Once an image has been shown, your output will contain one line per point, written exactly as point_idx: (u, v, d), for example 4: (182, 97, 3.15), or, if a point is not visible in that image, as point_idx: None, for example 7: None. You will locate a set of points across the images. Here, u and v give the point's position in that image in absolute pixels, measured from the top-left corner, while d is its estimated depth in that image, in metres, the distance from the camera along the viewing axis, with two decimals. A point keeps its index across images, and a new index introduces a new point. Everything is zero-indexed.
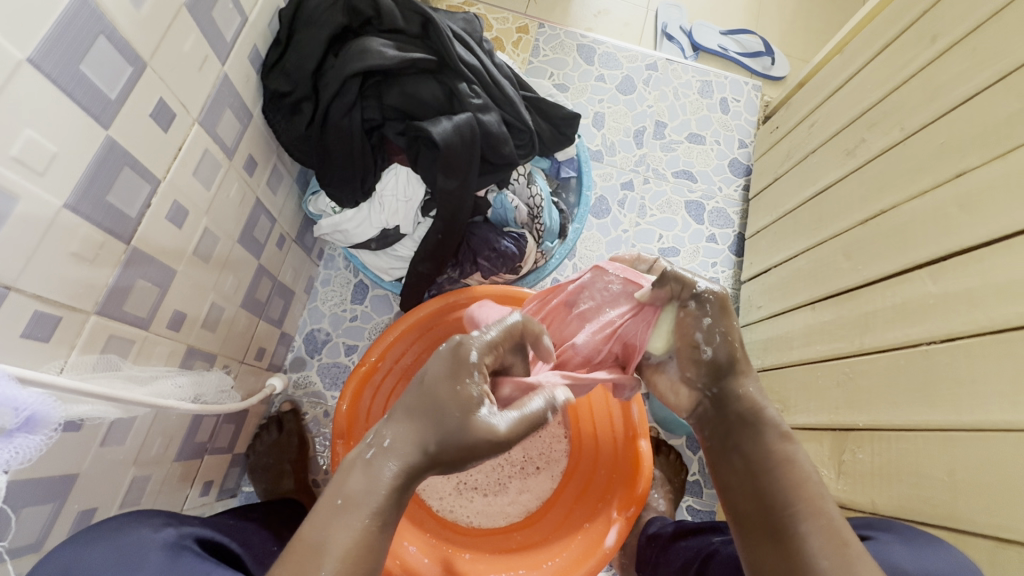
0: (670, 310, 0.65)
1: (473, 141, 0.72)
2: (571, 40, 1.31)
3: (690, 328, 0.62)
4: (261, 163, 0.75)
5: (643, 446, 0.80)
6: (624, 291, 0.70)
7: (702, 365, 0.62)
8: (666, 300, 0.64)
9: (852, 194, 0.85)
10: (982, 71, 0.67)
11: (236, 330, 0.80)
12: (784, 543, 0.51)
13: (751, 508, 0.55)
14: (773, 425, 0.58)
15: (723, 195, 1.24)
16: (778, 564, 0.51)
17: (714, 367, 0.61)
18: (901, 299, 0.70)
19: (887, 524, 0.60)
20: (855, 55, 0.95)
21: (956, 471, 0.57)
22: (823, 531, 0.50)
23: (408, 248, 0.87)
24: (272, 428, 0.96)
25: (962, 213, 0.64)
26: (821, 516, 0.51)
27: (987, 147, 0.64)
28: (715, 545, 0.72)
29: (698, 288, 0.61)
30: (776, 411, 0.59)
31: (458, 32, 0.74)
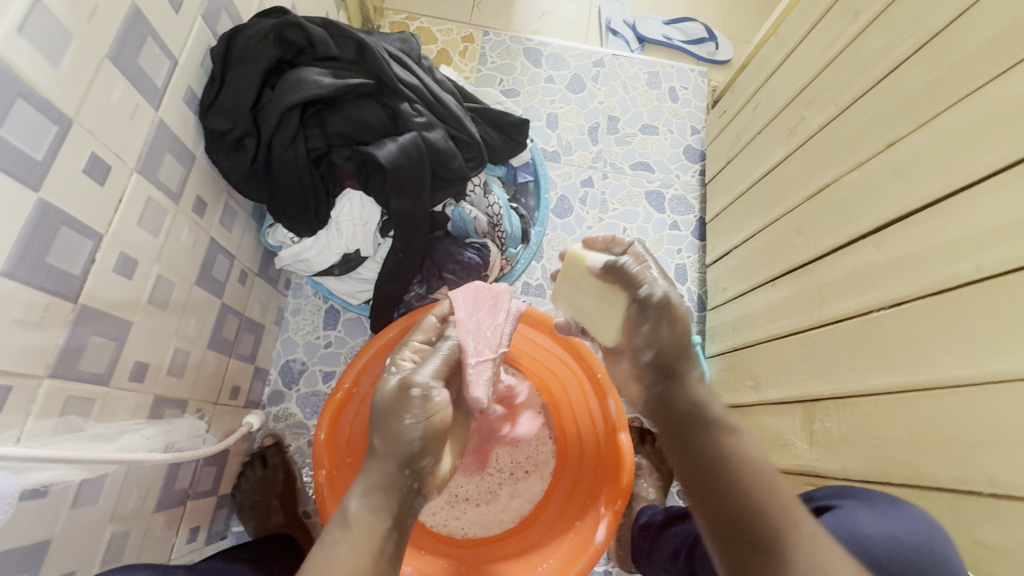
0: (615, 304, 0.67)
1: (422, 159, 0.72)
2: (516, 45, 1.32)
3: (633, 330, 0.67)
4: (211, 203, 0.74)
5: (623, 439, 0.81)
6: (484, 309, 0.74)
7: (645, 367, 0.67)
8: (611, 290, 0.67)
9: (797, 171, 0.87)
10: (901, 42, 0.70)
11: (205, 373, 0.79)
12: (747, 534, 0.53)
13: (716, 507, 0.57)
14: (717, 418, 0.62)
15: (682, 181, 1.27)
16: (745, 554, 0.53)
17: (659, 367, 0.65)
18: (850, 269, 0.72)
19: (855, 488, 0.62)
20: (787, 35, 0.98)
21: (914, 430, 0.59)
22: (779, 519, 0.52)
23: (372, 269, 0.88)
24: (257, 464, 0.95)
25: (896, 181, 0.67)
26: (780, 502, 0.54)
27: (912, 116, 0.66)
28: None
29: (643, 291, 0.65)
30: (719, 406, 0.63)
31: (395, 52, 0.75)
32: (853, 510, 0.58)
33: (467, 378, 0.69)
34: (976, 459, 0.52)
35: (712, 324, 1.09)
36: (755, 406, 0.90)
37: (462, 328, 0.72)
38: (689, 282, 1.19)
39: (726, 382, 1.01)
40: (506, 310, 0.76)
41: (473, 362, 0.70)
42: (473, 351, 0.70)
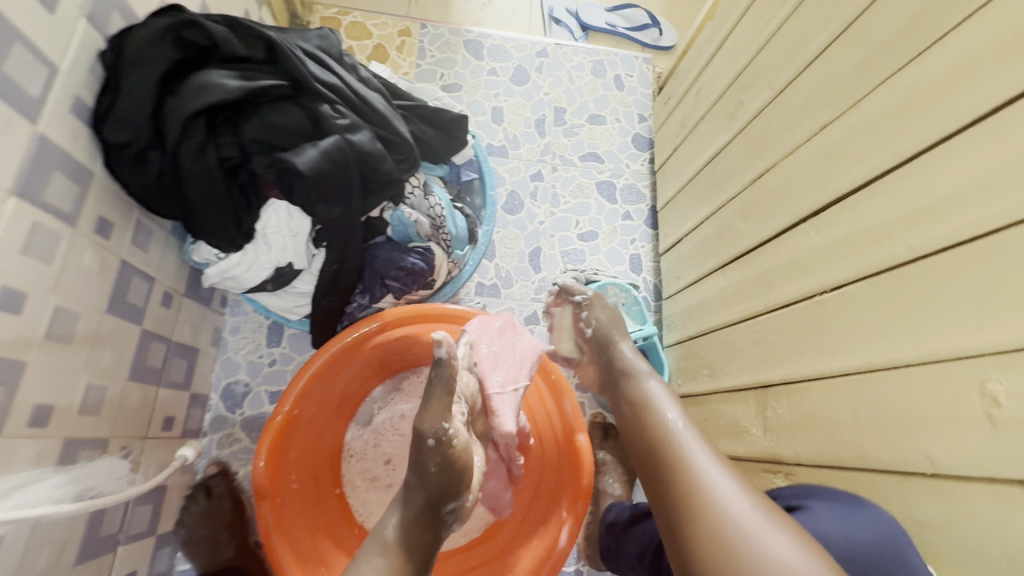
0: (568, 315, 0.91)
1: (347, 164, 0.67)
2: (456, 37, 1.28)
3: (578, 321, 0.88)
4: (119, 223, 0.68)
5: (581, 440, 0.80)
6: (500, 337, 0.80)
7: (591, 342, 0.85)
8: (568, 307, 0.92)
9: (739, 156, 0.87)
10: (831, 22, 0.69)
11: (128, 407, 0.73)
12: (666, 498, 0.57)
13: (668, 524, 0.55)
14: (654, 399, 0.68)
15: (632, 170, 1.26)
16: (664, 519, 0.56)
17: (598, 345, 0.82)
18: (791, 253, 0.72)
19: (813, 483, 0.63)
20: (723, 18, 0.97)
21: (857, 413, 0.59)
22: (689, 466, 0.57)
23: (308, 282, 0.83)
24: (200, 496, 0.89)
25: (831, 163, 0.66)
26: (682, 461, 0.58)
27: (843, 97, 0.66)
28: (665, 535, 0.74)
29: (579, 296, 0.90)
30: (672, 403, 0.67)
31: (311, 50, 0.70)
32: (817, 511, 0.58)
33: (494, 407, 0.76)
34: (919, 440, 0.52)
35: (668, 313, 1.09)
36: (711, 395, 0.90)
37: (483, 358, 0.78)
38: (644, 271, 1.19)
39: (684, 370, 1.01)
40: (527, 338, 0.82)
41: (498, 390, 0.77)
42: (499, 382, 0.77)
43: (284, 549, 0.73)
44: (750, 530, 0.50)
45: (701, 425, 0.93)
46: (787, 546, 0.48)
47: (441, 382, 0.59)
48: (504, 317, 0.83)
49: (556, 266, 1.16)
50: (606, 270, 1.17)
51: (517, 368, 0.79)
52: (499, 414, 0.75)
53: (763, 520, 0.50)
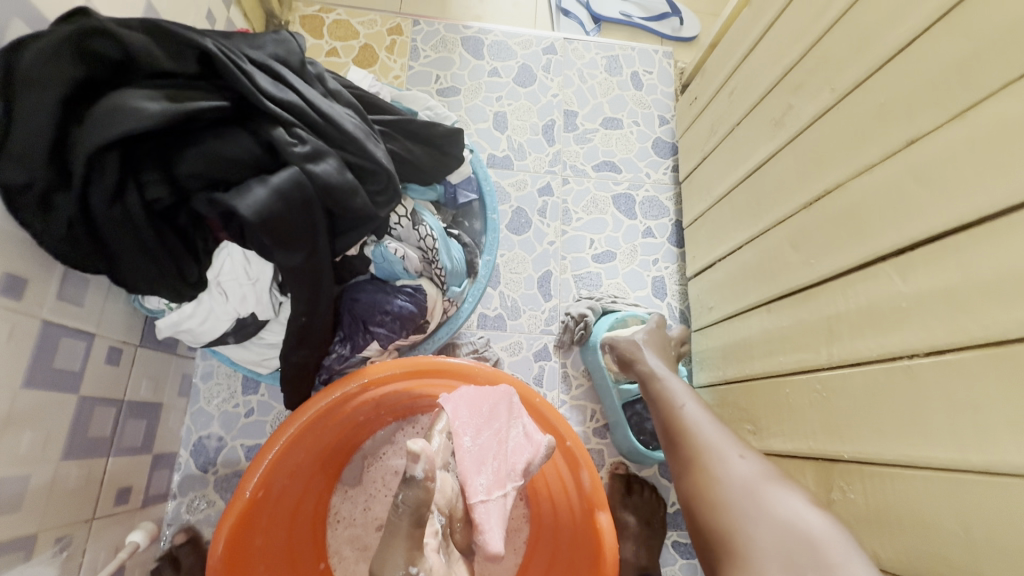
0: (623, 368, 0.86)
1: (308, 202, 0.54)
2: (452, 34, 1.14)
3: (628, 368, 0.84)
4: (35, 277, 0.56)
5: (604, 521, 0.67)
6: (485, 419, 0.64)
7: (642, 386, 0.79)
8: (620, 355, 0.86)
9: (789, 172, 0.72)
10: (918, 7, 0.54)
11: (62, 491, 0.62)
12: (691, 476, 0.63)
13: (688, 495, 0.62)
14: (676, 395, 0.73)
15: (653, 181, 1.11)
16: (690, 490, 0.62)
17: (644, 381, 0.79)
18: (864, 299, 0.58)
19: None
20: (764, 5, 0.82)
21: (969, 525, 0.45)
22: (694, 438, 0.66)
23: (277, 332, 0.70)
24: (167, 571, 0.79)
25: (921, 190, 0.52)
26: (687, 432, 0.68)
27: (937, 104, 0.51)
28: None
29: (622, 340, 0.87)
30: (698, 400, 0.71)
31: (264, 59, 0.57)
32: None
33: (477, 521, 0.57)
34: None
35: (698, 348, 0.95)
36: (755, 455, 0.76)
37: (462, 454, 0.61)
38: (668, 297, 1.05)
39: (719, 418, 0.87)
40: (522, 428, 0.65)
41: (483, 497, 0.58)
42: (483, 487, 0.59)
43: None
44: (747, 489, 0.57)
45: None
46: (788, 503, 0.55)
47: (407, 511, 0.48)
48: (501, 392, 0.67)
49: (569, 293, 1.02)
50: (626, 297, 1.03)
51: (506, 466, 0.61)
52: (482, 532, 0.56)
53: (755, 474, 0.59)
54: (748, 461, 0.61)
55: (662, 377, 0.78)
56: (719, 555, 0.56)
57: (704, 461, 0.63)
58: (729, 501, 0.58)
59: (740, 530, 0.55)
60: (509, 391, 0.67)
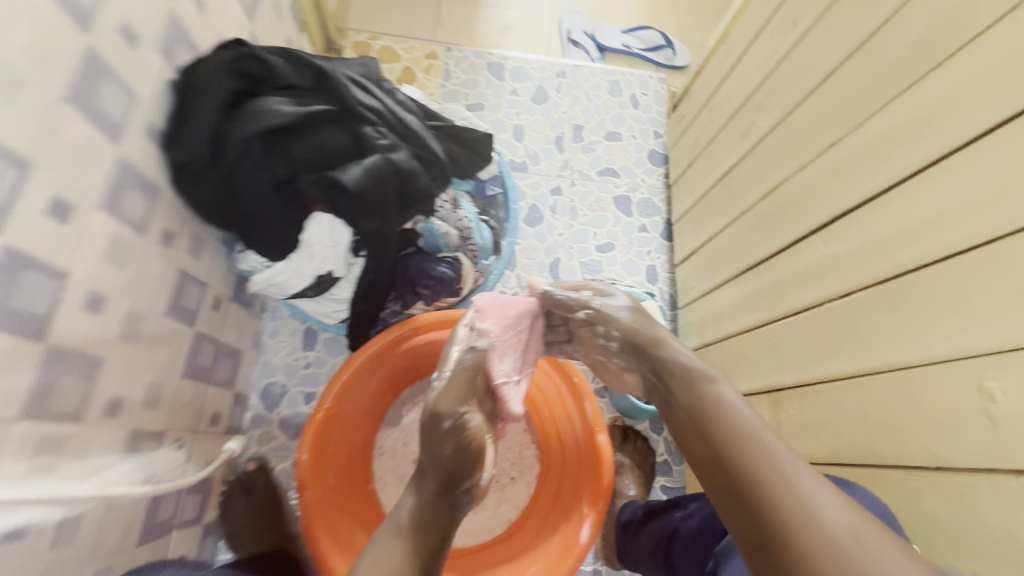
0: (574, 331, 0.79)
1: (387, 180, 0.74)
2: (479, 60, 1.35)
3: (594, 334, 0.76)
4: (179, 233, 0.74)
5: (602, 440, 0.84)
6: (509, 321, 0.76)
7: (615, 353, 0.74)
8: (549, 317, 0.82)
9: (752, 172, 0.91)
10: (838, 47, 0.74)
11: (182, 402, 0.79)
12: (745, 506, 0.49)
13: (756, 535, 0.47)
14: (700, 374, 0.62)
15: (647, 185, 1.30)
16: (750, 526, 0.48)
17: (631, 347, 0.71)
18: (802, 264, 0.76)
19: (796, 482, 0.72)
20: (736, 42, 1.03)
21: (867, 415, 0.63)
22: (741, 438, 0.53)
23: (346, 289, 0.89)
24: (239, 493, 0.93)
25: (839, 179, 0.71)
26: (734, 424, 0.55)
27: (849, 118, 0.71)
28: (676, 523, 0.78)
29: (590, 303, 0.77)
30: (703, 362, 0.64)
31: (356, 77, 0.78)
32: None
33: (501, 395, 0.74)
34: (925, 436, 0.56)
35: (684, 322, 1.13)
36: None
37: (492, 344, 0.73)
38: (659, 282, 1.23)
39: None
40: (536, 326, 0.82)
41: (505, 379, 0.75)
42: (506, 371, 0.75)
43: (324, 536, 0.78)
44: (806, 510, 0.46)
45: None
46: (839, 511, 0.45)
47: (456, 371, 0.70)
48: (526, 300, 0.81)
49: (575, 276, 1.21)
50: (623, 280, 1.21)
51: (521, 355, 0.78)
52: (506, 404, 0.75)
53: (818, 493, 0.47)
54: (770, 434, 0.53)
55: (675, 350, 0.67)
56: (773, 554, 0.45)
57: (721, 424, 0.56)
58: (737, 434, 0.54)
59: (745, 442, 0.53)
60: (533, 301, 0.81)
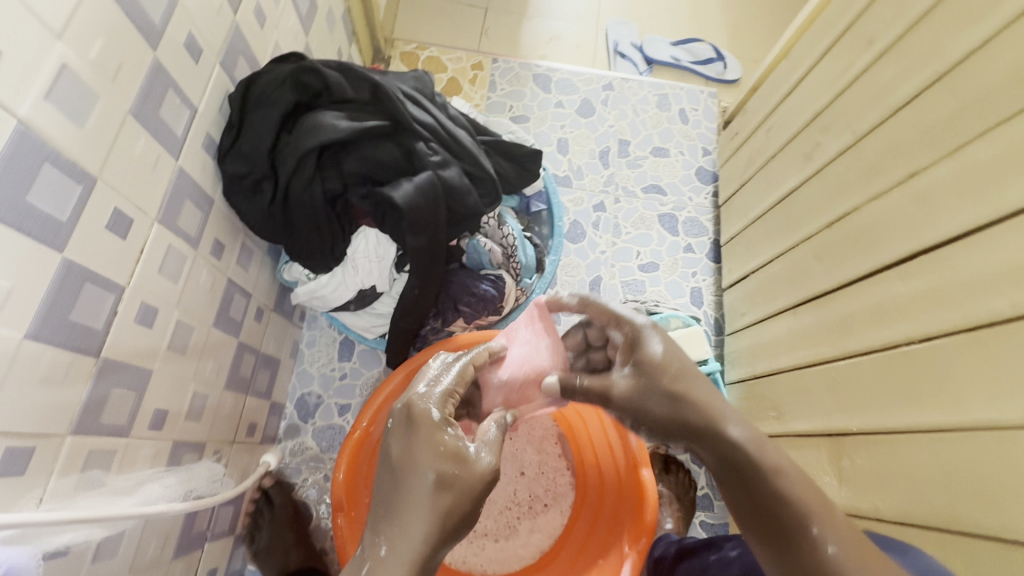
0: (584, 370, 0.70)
1: (436, 197, 0.74)
2: (525, 71, 1.33)
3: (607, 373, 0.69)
4: (229, 244, 0.74)
5: (646, 475, 0.80)
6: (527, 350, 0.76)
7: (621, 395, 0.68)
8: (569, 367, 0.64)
9: (815, 197, 0.86)
10: (923, 69, 0.69)
11: (222, 412, 0.79)
12: None
13: None
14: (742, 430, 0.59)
15: (695, 204, 1.26)
16: None
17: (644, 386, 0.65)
18: (873, 300, 0.71)
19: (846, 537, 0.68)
20: (799, 59, 0.98)
21: (948, 472, 0.58)
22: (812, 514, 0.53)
23: (387, 304, 0.88)
24: (263, 508, 0.91)
25: (922, 212, 0.66)
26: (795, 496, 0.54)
27: (934, 146, 0.66)
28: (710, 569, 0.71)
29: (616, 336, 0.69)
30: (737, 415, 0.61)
31: (409, 91, 0.78)
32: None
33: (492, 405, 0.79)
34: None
35: (731, 349, 1.08)
36: (779, 438, 0.88)
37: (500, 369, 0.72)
38: (705, 305, 1.18)
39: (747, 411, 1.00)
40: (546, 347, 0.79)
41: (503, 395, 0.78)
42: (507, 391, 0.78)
43: None
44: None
45: None
46: None
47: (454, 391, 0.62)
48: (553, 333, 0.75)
49: (617, 296, 1.17)
50: (667, 302, 1.17)
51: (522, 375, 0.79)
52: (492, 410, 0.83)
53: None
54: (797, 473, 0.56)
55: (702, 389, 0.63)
56: None
57: (754, 469, 0.56)
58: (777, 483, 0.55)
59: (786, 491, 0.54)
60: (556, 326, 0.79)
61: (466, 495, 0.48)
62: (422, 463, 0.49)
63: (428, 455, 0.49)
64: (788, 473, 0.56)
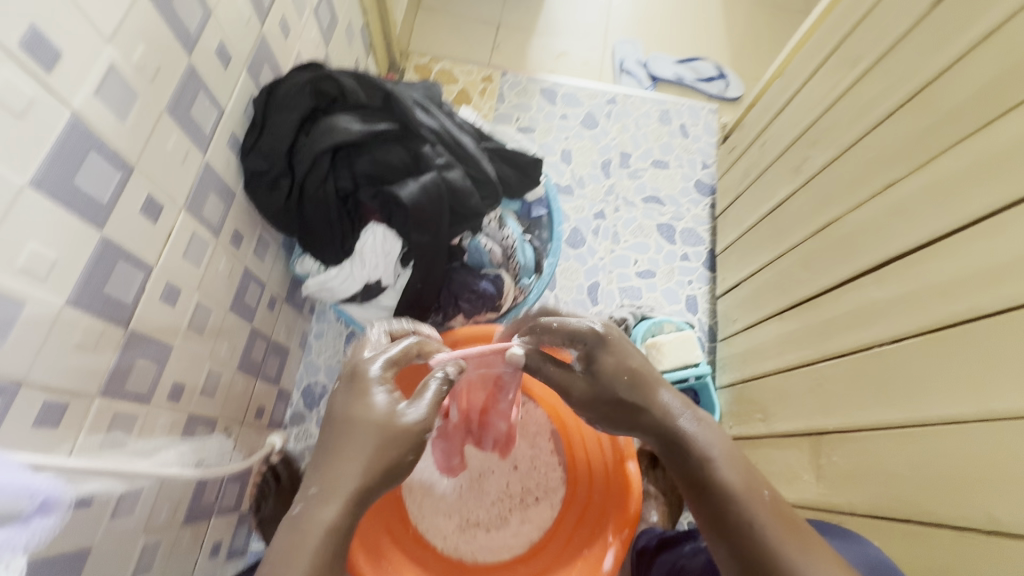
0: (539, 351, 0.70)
1: (440, 197, 0.79)
2: (533, 85, 1.39)
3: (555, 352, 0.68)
4: (247, 235, 0.80)
5: (632, 468, 0.83)
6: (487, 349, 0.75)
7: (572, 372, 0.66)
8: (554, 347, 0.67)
9: (802, 208, 0.90)
10: (901, 87, 0.73)
11: (233, 393, 0.84)
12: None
13: None
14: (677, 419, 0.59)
15: (693, 215, 1.30)
16: None
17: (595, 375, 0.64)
18: (852, 305, 0.75)
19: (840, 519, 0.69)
20: (792, 77, 1.02)
21: (916, 467, 0.61)
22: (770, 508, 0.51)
23: (391, 298, 0.92)
24: (269, 481, 0.94)
25: (897, 222, 0.70)
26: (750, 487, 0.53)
27: (909, 160, 0.70)
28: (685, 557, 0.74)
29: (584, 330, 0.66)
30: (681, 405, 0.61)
31: (419, 99, 0.84)
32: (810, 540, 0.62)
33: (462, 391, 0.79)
34: (984, 499, 0.53)
35: (723, 355, 1.12)
36: (765, 440, 0.91)
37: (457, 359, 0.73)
38: (699, 312, 1.21)
39: (737, 414, 1.03)
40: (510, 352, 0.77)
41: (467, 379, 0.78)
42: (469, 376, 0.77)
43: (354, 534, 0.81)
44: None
45: None
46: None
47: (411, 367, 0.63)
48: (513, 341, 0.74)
49: (614, 301, 1.21)
50: (662, 308, 1.20)
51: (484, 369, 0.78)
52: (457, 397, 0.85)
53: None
54: (746, 470, 0.54)
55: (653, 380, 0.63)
56: None
57: (694, 464, 0.56)
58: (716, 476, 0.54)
59: (723, 483, 0.53)
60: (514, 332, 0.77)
61: (399, 445, 0.52)
62: (360, 419, 0.52)
63: (362, 413, 0.53)
64: (725, 471, 0.54)
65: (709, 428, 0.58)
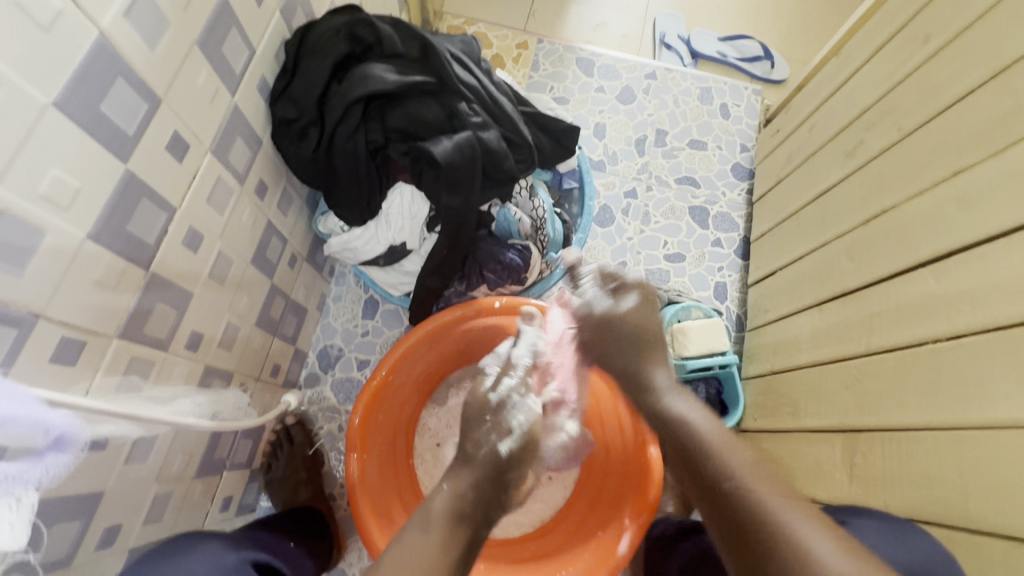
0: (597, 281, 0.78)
1: (474, 156, 0.77)
2: (570, 54, 1.33)
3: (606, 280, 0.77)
4: (271, 187, 0.77)
5: (654, 452, 0.79)
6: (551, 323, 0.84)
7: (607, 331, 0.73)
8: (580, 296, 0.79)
9: (853, 195, 0.85)
10: (979, 67, 0.68)
11: (251, 348, 0.82)
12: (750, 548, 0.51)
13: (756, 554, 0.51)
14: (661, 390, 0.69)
15: (727, 199, 1.25)
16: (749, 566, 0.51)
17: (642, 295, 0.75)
18: (905, 298, 0.71)
19: (871, 513, 0.67)
20: (850, 57, 0.96)
21: (967, 473, 0.58)
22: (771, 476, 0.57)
23: (415, 263, 0.91)
24: (283, 442, 0.96)
25: (961, 213, 0.65)
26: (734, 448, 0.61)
27: (985, 144, 0.64)
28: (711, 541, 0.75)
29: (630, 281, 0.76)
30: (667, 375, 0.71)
31: (457, 53, 0.82)
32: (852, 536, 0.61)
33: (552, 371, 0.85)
34: None
35: (751, 345, 1.08)
36: (791, 433, 0.88)
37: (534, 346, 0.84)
38: (728, 301, 1.17)
39: (761, 406, 0.99)
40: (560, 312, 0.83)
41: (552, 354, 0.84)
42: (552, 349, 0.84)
43: (368, 509, 0.78)
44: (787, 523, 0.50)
45: (775, 461, 0.91)
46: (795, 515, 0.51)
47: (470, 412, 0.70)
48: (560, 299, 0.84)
49: (640, 283, 1.17)
50: (689, 294, 1.16)
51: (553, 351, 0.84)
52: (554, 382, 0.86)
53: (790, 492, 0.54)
54: (751, 457, 0.59)
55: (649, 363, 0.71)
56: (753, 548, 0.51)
57: (668, 417, 0.67)
58: (705, 443, 0.62)
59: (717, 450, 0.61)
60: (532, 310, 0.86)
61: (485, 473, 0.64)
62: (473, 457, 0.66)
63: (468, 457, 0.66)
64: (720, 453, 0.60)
65: (689, 399, 0.69)
